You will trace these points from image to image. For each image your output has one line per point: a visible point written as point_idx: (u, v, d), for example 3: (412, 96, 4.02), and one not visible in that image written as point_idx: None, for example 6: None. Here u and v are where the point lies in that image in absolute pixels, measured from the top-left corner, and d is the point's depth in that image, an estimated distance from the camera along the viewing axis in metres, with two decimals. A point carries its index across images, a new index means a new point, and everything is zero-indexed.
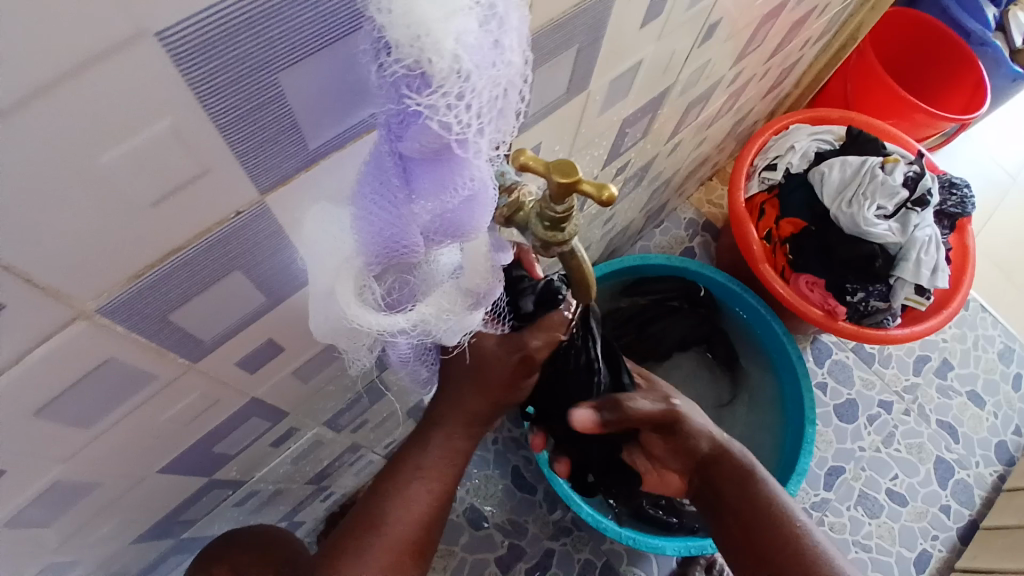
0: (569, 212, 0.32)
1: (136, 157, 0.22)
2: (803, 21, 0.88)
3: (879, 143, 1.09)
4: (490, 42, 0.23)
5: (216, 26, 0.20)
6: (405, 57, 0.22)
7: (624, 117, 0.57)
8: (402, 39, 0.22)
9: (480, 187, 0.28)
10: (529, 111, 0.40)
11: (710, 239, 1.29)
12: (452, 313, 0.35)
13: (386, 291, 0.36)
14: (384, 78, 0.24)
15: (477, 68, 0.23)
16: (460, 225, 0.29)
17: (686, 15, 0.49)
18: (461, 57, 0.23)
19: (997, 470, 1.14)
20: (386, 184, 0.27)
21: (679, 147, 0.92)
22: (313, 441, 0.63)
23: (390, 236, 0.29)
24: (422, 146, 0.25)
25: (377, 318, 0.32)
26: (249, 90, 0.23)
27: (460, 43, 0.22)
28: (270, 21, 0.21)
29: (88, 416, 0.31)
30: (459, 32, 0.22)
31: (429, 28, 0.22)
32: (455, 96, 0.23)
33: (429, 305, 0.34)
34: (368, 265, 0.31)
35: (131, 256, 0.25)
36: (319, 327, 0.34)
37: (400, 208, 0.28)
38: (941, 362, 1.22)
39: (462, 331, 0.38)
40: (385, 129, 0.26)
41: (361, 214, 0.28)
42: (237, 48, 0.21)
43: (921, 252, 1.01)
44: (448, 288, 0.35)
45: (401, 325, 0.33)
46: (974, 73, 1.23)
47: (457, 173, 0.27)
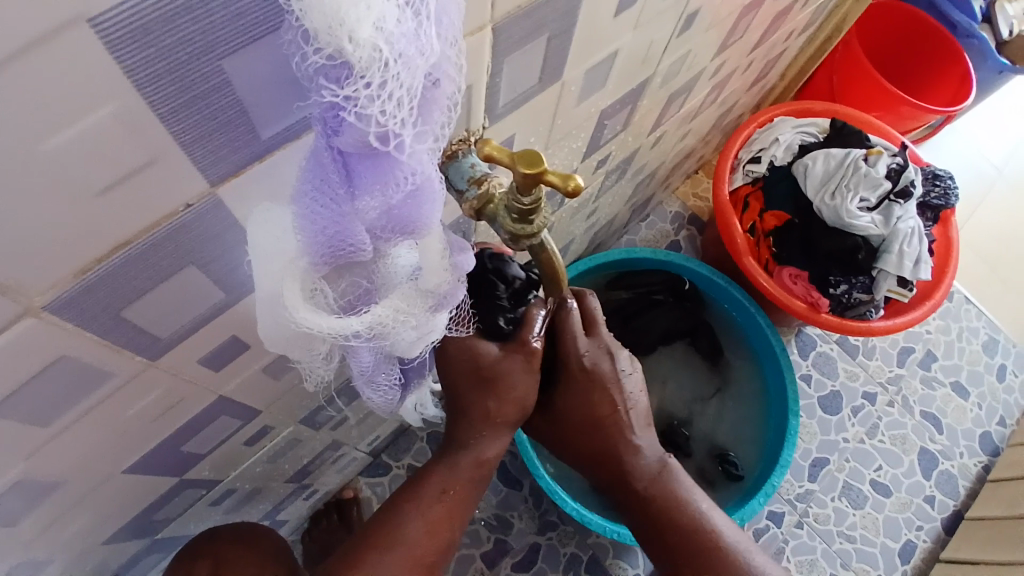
0: (537, 204, 0.32)
1: (75, 149, 0.21)
2: (787, 12, 0.87)
3: (862, 136, 1.10)
4: (410, 31, 0.22)
5: (126, 25, 0.19)
6: (323, 47, 0.21)
7: (603, 107, 0.56)
8: (320, 28, 0.21)
9: (424, 181, 0.27)
10: (499, 101, 0.39)
11: (696, 232, 1.29)
12: (410, 315, 0.34)
13: (341, 294, 0.35)
14: (310, 70, 0.23)
15: (398, 57, 0.22)
16: (410, 221, 0.29)
17: (664, 3, 0.48)
18: (382, 45, 0.21)
19: (982, 461, 1.15)
20: (324, 180, 0.26)
21: (663, 139, 0.92)
22: (291, 438, 0.62)
23: (334, 236, 0.28)
24: (355, 141, 0.24)
25: (328, 321, 0.31)
26: (170, 89, 0.22)
27: (380, 30, 0.21)
28: (182, 20, 0.20)
29: (44, 415, 0.30)
30: (378, 18, 0.21)
31: (344, 15, 0.20)
32: (378, 87, 0.22)
33: (386, 307, 0.33)
34: (315, 267, 0.30)
35: (76, 250, 0.24)
36: (269, 335, 0.32)
37: (341, 206, 0.27)
38: (925, 354, 1.22)
39: (421, 342, 0.38)
40: (317, 124, 0.25)
41: (304, 215, 0.27)
42: (144, 48, 0.20)
43: (903, 244, 1.02)
44: (405, 290, 0.34)
45: (355, 328, 0.32)
46: (959, 64, 1.24)
47: (394, 168, 0.26)
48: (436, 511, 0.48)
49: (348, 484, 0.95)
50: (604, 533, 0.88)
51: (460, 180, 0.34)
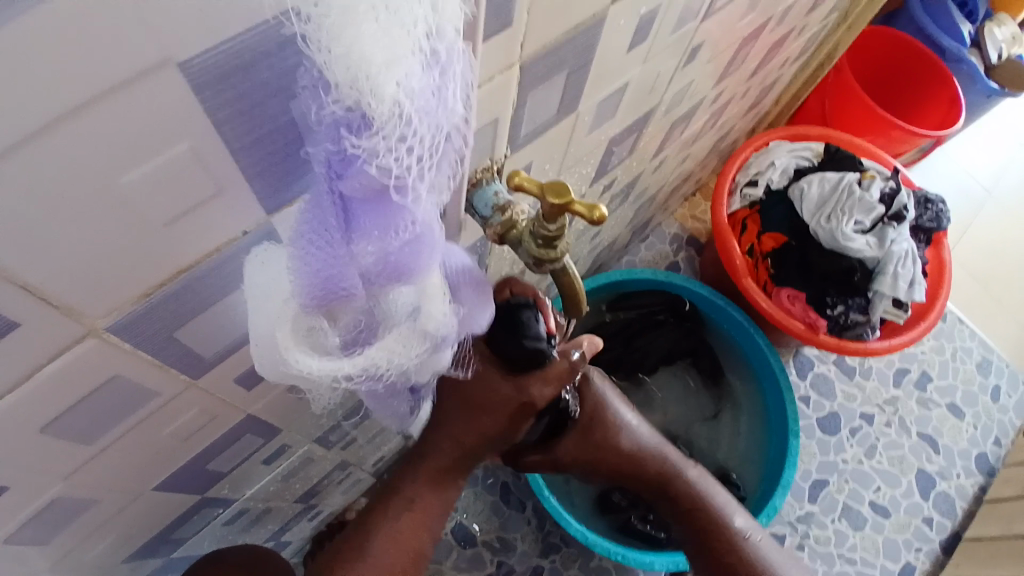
0: (560, 231, 0.34)
1: (152, 181, 0.22)
2: (782, 42, 0.91)
3: (855, 161, 1.13)
4: (427, 88, 0.23)
5: (227, 61, 0.21)
6: (343, 99, 0.22)
7: (611, 136, 0.59)
8: (341, 82, 0.21)
9: (424, 227, 0.28)
10: (520, 132, 0.41)
11: (694, 253, 1.32)
12: (406, 356, 0.33)
13: (343, 331, 0.32)
14: (324, 118, 0.23)
15: (417, 112, 0.23)
16: (406, 269, 0.29)
17: (671, 39, 0.51)
18: (403, 102, 0.22)
19: (978, 481, 1.17)
20: (324, 225, 0.26)
21: (664, 163, 0.94)
22: (304, 457, 0.63)
23: (333, 279, 0.27)
24: (362, 187, 0.25)
25: (326, 365, 0.30)
26: (240, 128, 0.24)
27: (402, 89, 0.22)
28: (254, 69, 0.22)
29: (90, 432, 0.32)
30: (401, 77, 0.22)
31: (369, 72, 0.21)
32: (396, 139, 0.23)
33: (383, 349, 0.32)
34: (310, 310, 0.29)
35: (140, 277, 0.26)
36: (268, 370, 0.32)
37: (338, 249, 0.27)
38: (920, 374, 1.25)
39: (427, 368, 0.38)
40: (323, 169, 0.25)
41: (298, 257, 0.27)
42: (234, 87, 0.22)
43: (897, 266, 1.04)
44: (404, 330, 0.32)
45: (347, 371, 0.31)
46: (948, 87, 1.29)
47: (398, 216, 0.27)
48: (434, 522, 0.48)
49: (352, 507, 0.95)
50: (608, 556, 0.88)
51: (485, 208, 0.37)
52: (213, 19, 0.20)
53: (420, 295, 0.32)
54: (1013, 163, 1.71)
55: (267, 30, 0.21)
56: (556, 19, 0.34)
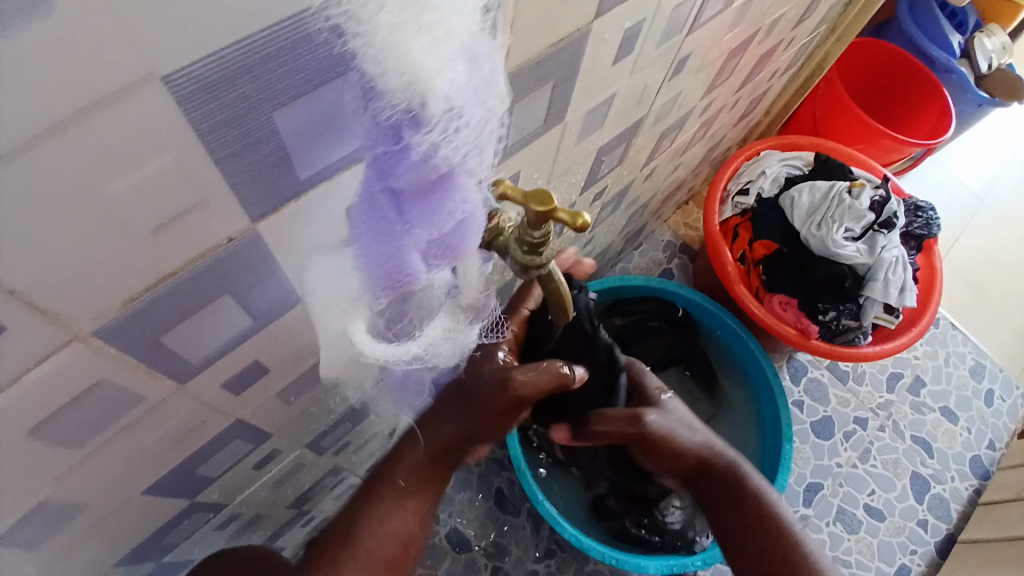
0: (545, 238, 0.34)
1: (135, 191, 0.23)
2: (771, 52, 0.92)
3: (846, 169, 1.14)
4: (471, 81, 0.26)
5: (209, 74, 0.22)
6: (399, 103, 0.24)
7: (600, 145, 0.59)
8: (397, 88, 0.23)
9: (471, 210, 0.31)
10: (507, 142, 0.42)
11: (688, 260, 1.33)
12: (454, 329, 0.39)
13: (387, 318, 0.37)
14: (376, 120, 0.25)
15: (464, 105, 0.26)
16: (456, 247, 0.32)
17: (657, 50, 0.52)
18: (452, 98, 0.25)
19: (973, 484, 1.17)
20: (382, 217, 0.29)
21: (656, 172, 0.95)
22: (295, 462, 0.63)
23: (392, 266, 0.31)
24: (416, 180, 0.27)
25: (392, 351, 0.36)
26: (251, 128, 0.25)
27: (452, 87, 0.24)
28: (249, 76, 0.23)
29: (78, 436, 0.32)
30: (451, 76, 0.24)
31: (424, 76, 0.23)
32: (446, 133, 0.26)
33: (435, 328, 0.38)
34: (372, 293, 0.33)
35: (124, 283, 0.26)
36: (326, 342, 0.36)
37: (400, 239, 0.30)
38: (913, 379, 1.25)
39: (459, 349, 0.42)
40: (375, 165, 0.27)
41: (363, 253, 0.31)
42: (221, 98, 0.23)
43: (888, 272, 1.05)
44: (446, 308, 0.38)
45: (414, 352, 0.37)
46: (938, 98, 1.30)
47: (448, 201, 0.29)
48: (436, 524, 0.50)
49: None
50: (603, 560, 0.88)
51: None
52: (194, 37, 0.20)
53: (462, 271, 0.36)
54: (1005, 172, 1.73)
55: (301, 32, 0.23)
56: (540, 35, 0.34)
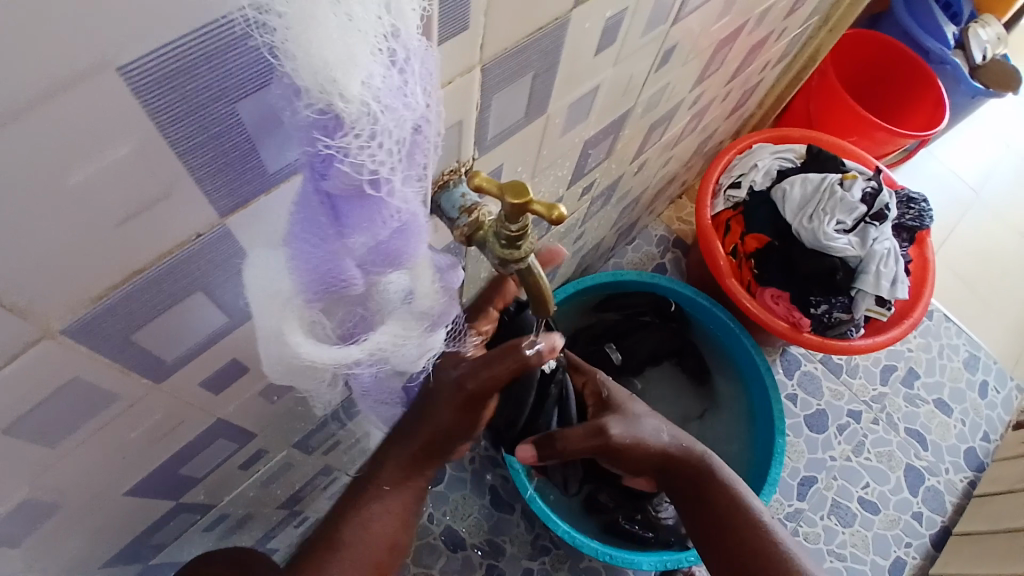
0: (524, 231, 0.34)
1: (96, 182, 0.23)
2: (761, 44, 0.92)
3: (838, 161, 1.14)
4: (388, 83, 0.24)
5: (160, 70, 0.21)
6: (315, 102, 0.22)
7: (586, 138, 0.59)
8: (311, 87, 0.22)
9: (409, 217, 0.30)
10: (488, 134, 0.41)
11: (680, 254, 1.33)
12: (409, 338, 0.36)
13: (338, 325, 0.35)
14: (296, 122, 0.24)
15: (383, 110, 0.24)
16: (396, 253, 0.31)
17: (642, 41, 0.51)
18: (369, 102, 0.23)
19: (967, 476, 1.17)
20: (316, 223, 0.28)
21: (646, 165, 0.95)
22: (284, 462, 0.63)
23: (327, 271, 0.30)
24: (343, 185, 0.26)
25: (330, 353, 0.32)
26: (180, 136, 0.24)
27: (367, 87, 0.23)
28: (169, 84, 0.22)
29: (52, 435, 0.31)
30: (365, 77, 0.23)
31: (334, 76, 0.22)
32: (366, 136, 0.24)
33: (386, 333, 0.35)
34: (309, 301, 0.31)
35: (90, 278, 0.26)
36: (273, 369, 0.34)
37: (333, 243, 0.29)
38: (907, 372, 1.26)
39: (421, 356, 0.38)
40: (307, 170, 0.26)
41: (296, 255, 0.29)
42: (163, 98, 0.22)
43: (880, 265, 1.05)
44: (401, 315, 0.35)
45: (355, 357, 0.34)
46: (933, 89, 1.30)
47: (381, 208, 0.28)
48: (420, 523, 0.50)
49: None
50: (596, 555, 0.88)
51: (452, 210, 0.37)
52: (152, 23, 0.20)
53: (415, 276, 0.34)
54: (998, 163, 1.73)
55: (227, 31, 0.22)
56: (516, 24, 0.34)
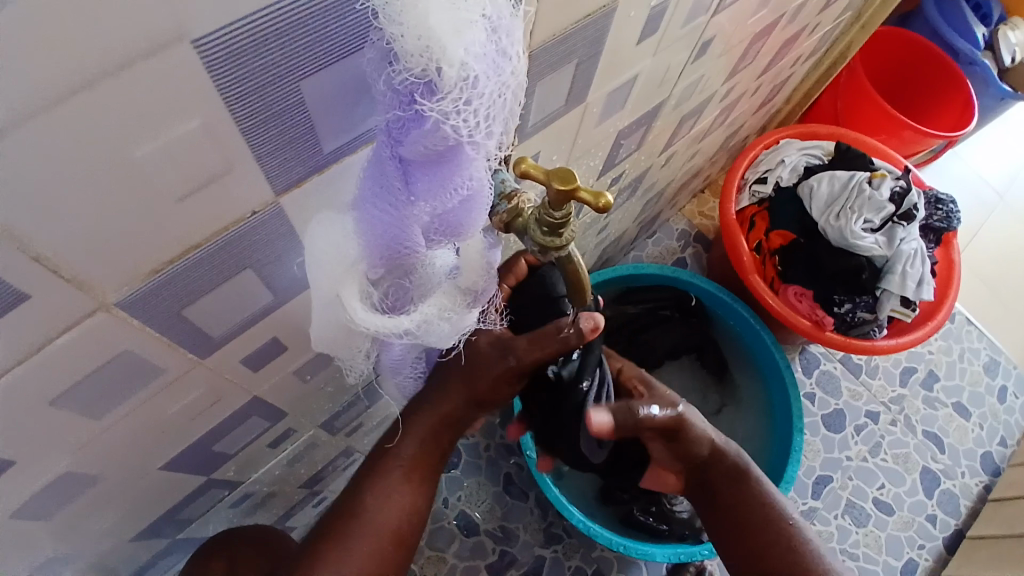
0: (566, 219, 0.34)
1: (163, 156, 0.23)
2: (795, 37, 0.91)
3: (866, 160, 1.12)
4: (490, 49, 0.24)
5: (244, 36, 0.21)
6: (412, 67, 0.23)
7: (620, 128, 0.58)
8: (411, 50, 0.23)
9: (478, 188, 0.29)
10: (529, 120, 0.41)
11: (702, 249, 1.32)
12: (452, 312, 0.36)
13: (384, 295, 0.36)
14: (393, 86, 0.25)
15: (483, 75, 0.24)
16: (458, 225, 0.31)
17: (681, 31, 0.51)
18: (469, 65, 0.24)
19: (983, 481, 1.16)
20: (387, 186, 0.28)
21: (673, 158, 0.94)
22: (309, 442, 0.64)
23: (392, 237, 0.30)
24: (425, 149, 0.26)
25: (382, 320, 0.32)
26: (273, 96, 0.24)
27: (469, 53, 0.23)
28: (272, 42, 0.22)
29: (99, 406, 0.32)
30: (468, 44, 0.23)
31: (437, 38, 0.22)
32: (463, 101, 0.24)
33: (432, 305, 0.35)
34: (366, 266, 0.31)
35: (148, 251, 0.26)
36: (319, 337, 0.35)
37: (401, 210, 0.29)
38: (927, 374, 1.24)
39: (456, 334, 0.37)
40: (385, 135, 0.27)
41: (364, 219, 0.29)
42: (250, 62, 0.22)
43: (906, 265, 1.04)
44: (445, 288, 0.36)
45: (404, 327, 0.34)
46: (963, 91, 1.28)
47: (457, 174, 0.28)
48: (399, 483, 0.48)
49: None
50: (609, 545, 0.89)
51: (492, 195, 0.36)
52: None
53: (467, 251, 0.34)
54: None
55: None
56: (567, 9, 0.34)
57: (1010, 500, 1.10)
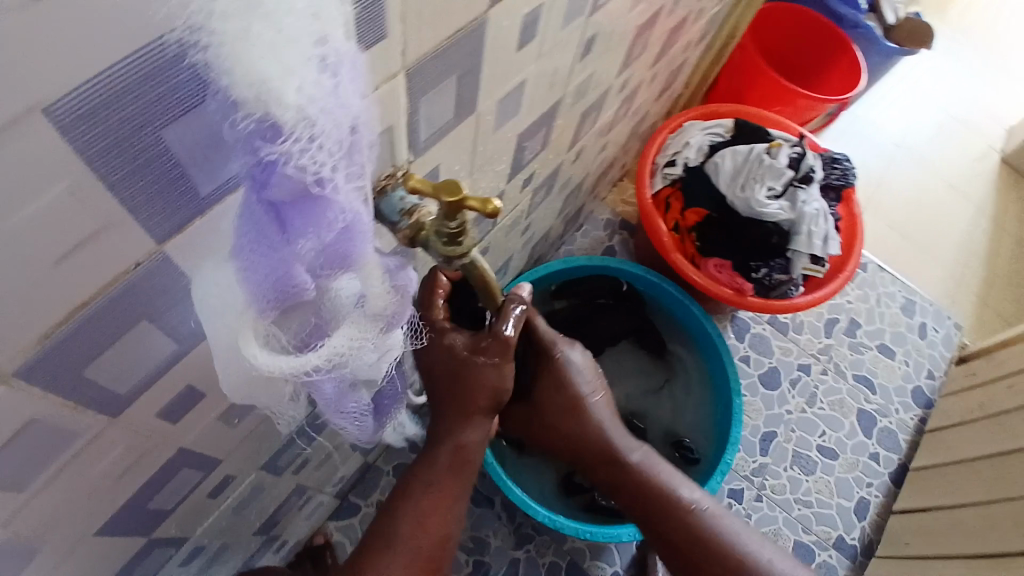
0: (462, 227, 0.35)
1: (32, 224, 0.23)
2: (680, 26, 0.95)
3: (764, 132, 1.20)
4: (327, 87, 0.24)
5: (91, 99, 0.21)
6: (252, 113, 0.23)
7: (519, 130, 0.60)
8: (244, 96, 0.22)
9: (354, 218, 0.30)
10: (421, 136, 0.42)
11: (628, 235, 1.37)
12: (363, 339, 0.37)
13: (295, 333, 0.36)
14: (242, 133, 0.25)
15: (321, 111, 0.24)
16: (344, 256, 0.32)
17: (561, 34, 0.53)
18: (306, 106, 0.24)
19: (917, 414, 1.26)
20: (261, 232, 0.28)
21: (583, 152, 0.97)
22: (253, 486, 0.62)
23: (279, 281, 0.30)
24: (286, 191, 0.26)
25: (286, 360, 0.33)
26: (121, 156, 0.24)
27: (303, 93, 0.23)
28: (107, 110, 0.22)
29: (13, 482, 0.31)
30: (300, 84, 0.23)
31: (268, 85, 0.22)
32: (307, 139, 0.25)
33: (341, 337, 0.36)
34: (263, 315, 0.31)
35: (31, 321, 0.25)
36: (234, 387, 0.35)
37: (280, 251, 0.29)
38: (849, 322, 1.33)
39: (373, 357, 0.39)
40: (248, 181, 0.27)
41: (244, 268, 0.29)
42: (92, 131, 0.22)
43: (811, 225, 1.11)
44: (354, 317, 0.36)
45: (313, 363, 0.35)
46: (848, 52, 1.38)
47: (326, 210, 0.28)
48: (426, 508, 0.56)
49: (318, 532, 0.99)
50: (577, 534, 0.91)
51: (393, 212, 0.37)
52: (87, 54, 0.20)
53: (363, 281, 0.35)
54: (917, 119, 1.84)
55: (164, 54, 0.22)
56: (438, 25, 0.35)
57: (944, 427, 1.19)
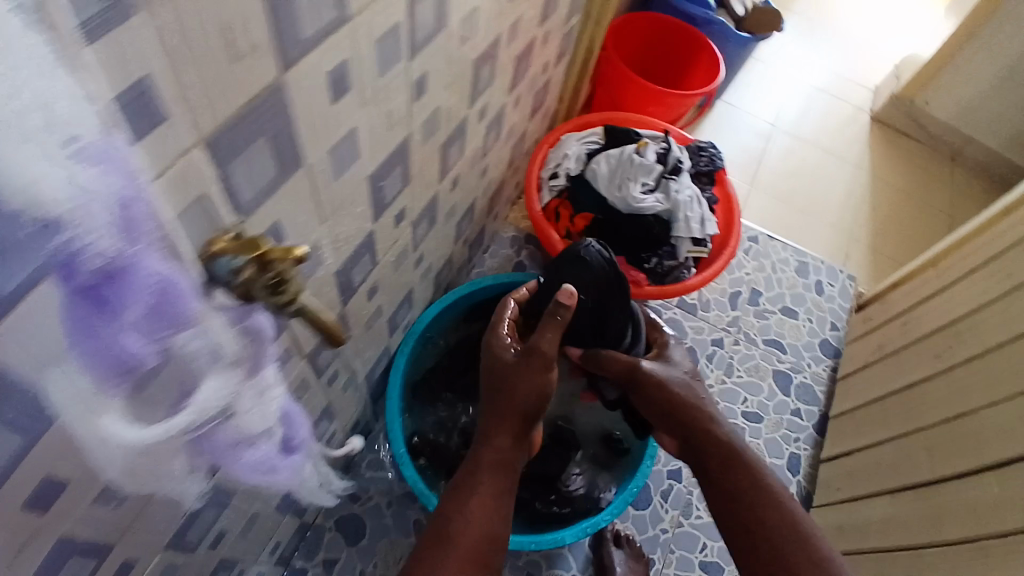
0: (281, 278, 0.40)
1: None
2: (527, 50, 1.02)
3: (630, 133, 1.30)
4: (100, 173, 0.26)
5: None
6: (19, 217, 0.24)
7: (368, 173, 0.63)
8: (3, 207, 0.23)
9: (165, 276, 0.32)
10: (244, 195, 0.45)
11: (534, 249, 1.46)
12: (228, 387, 0.40)
13: None
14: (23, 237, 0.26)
15: (88, 196, 0.25)
16: (175, 316, 0.34)
17: (382, 81, 0.56)
18: (70, 198, 0.24)
19: (829, 364, 1.40)
20: (82, 320, 0.30)
21: (460, 180, 1.01)
22: (165, 566, 0.62)
23: (116, 360, 0.32)
24: (88, 275, 0.28)
25: (150, 432, 0.35)
26: None
27: (64, 187, 0.24)
28: None
29: None
30: (55, 180, 0.24)
31: (23, 191, 0.23)
32: (83, 223, 0.26)
33: (206, 394, 0.38)
34: (113, 391, 0.33)
35: None
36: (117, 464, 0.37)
37: (107, 333, 0.31)
38: (751, 292, 1.45)
39: (242, 402, 0.42)
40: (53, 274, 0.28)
41: (80, 357, 0.31)
42: None
43: (687, 211, 1.20)
44: (214, 371, 0.39)
45: (183, 423, 0.37)
46: (707, 49, 1.53)
47: (137, 277, 0.30)
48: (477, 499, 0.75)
49: None
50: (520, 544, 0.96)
51: (221, 273, 0.38)
52: None
53: (209, 332, 0.37)
54: (786, 97, 2.01)
55: None
56: (220, 99, 0.38)
57: (853, 373, 1.33)
